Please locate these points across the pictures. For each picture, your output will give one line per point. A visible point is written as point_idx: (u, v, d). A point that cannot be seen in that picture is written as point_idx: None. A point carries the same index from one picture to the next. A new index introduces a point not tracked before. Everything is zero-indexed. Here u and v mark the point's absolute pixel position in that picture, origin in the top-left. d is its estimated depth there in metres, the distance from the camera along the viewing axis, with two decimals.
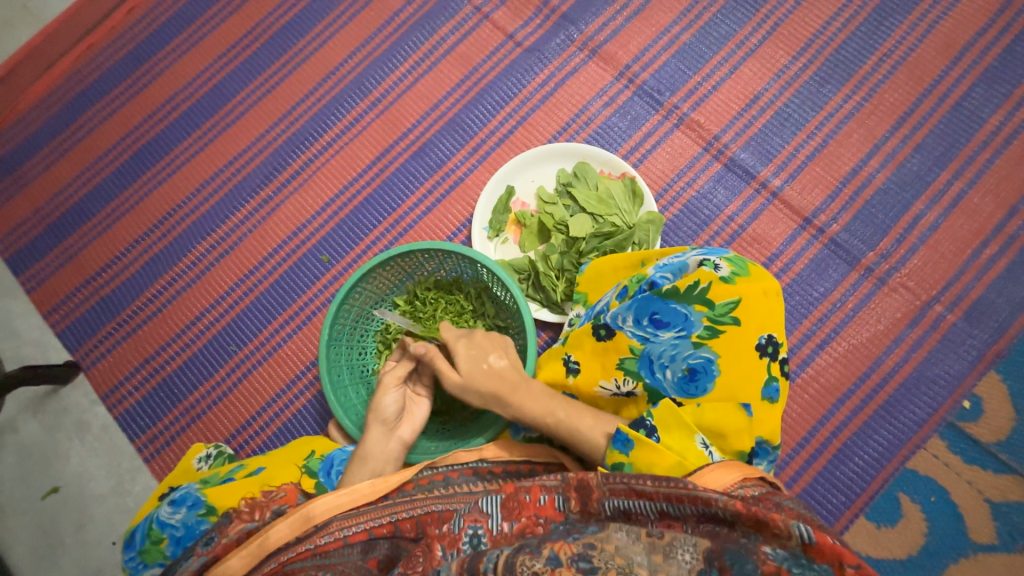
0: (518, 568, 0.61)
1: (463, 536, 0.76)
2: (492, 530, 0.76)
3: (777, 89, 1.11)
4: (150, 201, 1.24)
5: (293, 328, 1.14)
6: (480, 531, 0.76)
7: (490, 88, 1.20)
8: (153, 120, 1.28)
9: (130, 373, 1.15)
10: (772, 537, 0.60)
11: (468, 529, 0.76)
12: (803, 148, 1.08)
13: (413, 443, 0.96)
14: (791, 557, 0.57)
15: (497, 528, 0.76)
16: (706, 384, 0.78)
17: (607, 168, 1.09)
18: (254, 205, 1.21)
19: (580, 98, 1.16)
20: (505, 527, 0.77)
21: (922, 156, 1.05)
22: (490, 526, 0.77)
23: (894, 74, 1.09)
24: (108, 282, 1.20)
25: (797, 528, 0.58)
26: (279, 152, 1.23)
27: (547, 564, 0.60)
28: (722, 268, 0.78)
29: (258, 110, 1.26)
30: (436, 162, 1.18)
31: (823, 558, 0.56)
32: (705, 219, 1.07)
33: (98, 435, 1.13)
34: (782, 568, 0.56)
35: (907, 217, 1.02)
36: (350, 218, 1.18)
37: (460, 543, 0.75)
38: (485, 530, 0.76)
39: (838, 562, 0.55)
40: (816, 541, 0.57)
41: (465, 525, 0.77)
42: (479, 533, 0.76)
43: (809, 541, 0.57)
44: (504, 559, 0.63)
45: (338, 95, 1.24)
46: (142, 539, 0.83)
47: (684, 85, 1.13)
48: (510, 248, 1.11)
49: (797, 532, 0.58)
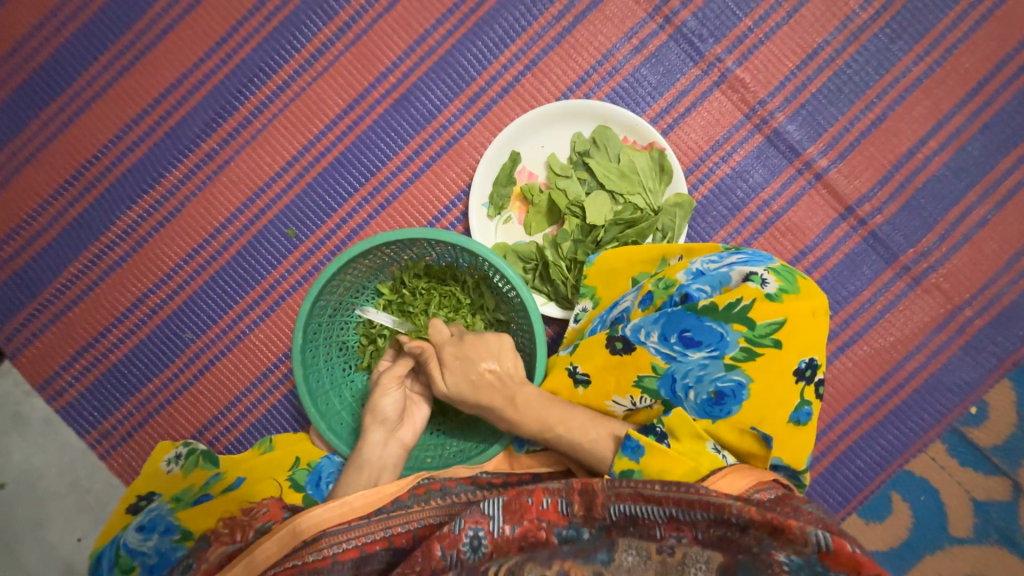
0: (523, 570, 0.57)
1: (463, 536, 0.62)
2: (494, 532, 0.62)
3: (840, 44, 0.92)
4: (57, 151, 0.98)
5: (259, 314, 0.99)
6: (482, 533, 0.62)
7: (492, 17, 0.94)
8: (42, 36, 0.97)
9: (67, 362, 0.98)
10: (787, 544, 0.51)
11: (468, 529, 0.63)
12: (858, 123, 0.92)
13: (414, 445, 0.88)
14: (806, 566, 0.50)
15: (499, 532, 0.63)
16: (731, 408, 0.71)
17: (632, 135, 0.92)
18: (195, 161, 0.97)
19: (603, 40, 0.93)
20: (508, 530, 0.63)
21: (987, 139, 0.92)
22: (492, 529, 0.63)
23: (976, 32, 0.92)
24: (19, 252, 0.98)
25: (814, 534, 0.50)
26: (221, 91, 0.97)
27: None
28: (769, 283, 0.68)
29: (186, 30, 0.97)
30: (423, 114, 0.96)
31: (845, 567, 0.48)
32: (737, 203, 0.93)
33: (41, 430, 0.99)
34: None
35: (956, 210, 0.92)
36: (318, 182, 0.97)
37: (461, 546, 0.62)
38: (487, 532, 0.62)
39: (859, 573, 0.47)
40: (837, 548, 0.48)
41: (466, 525, 0.63)
42: (480, 535, 0.62)
43: (829, 549, 0.48)
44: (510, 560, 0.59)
45: (292, 16, 0.96)
46: (110, 568, 0.75)
47: (732, 31, 0.92)
48: (513, 229, 0.96)
49: (814, 539, 0.50)
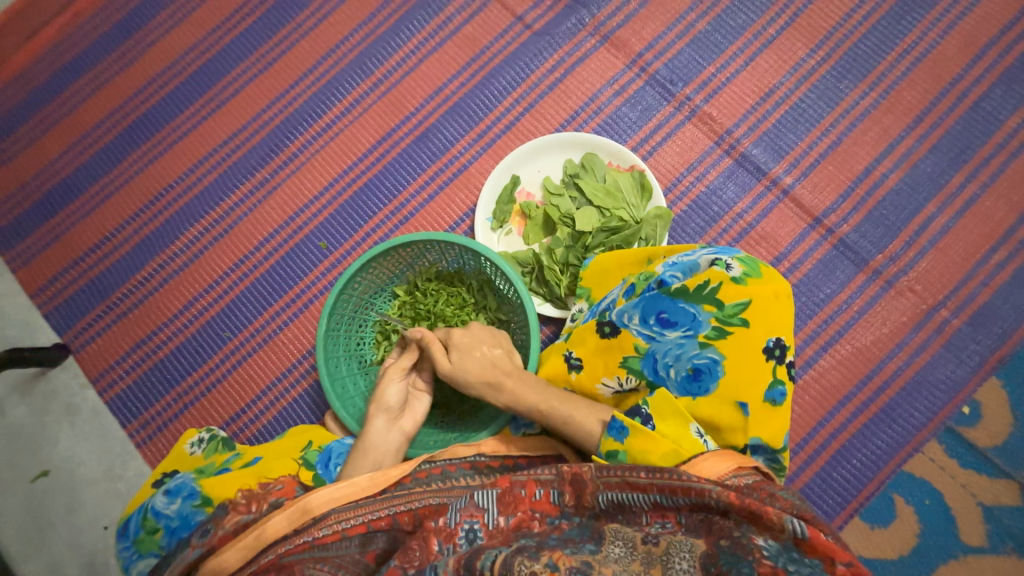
0: (514, 568, 0.58)
1: (459, 530, 0.72)
2: (489, 524, 0.73)
3: (793, 84, 1.08)
4: (140, 181, 1.19)
5: (288, 316, 1.12)
6: (477, 525, 0.73)
7: (497, 72, 1.15)
8: (143, 95, 1.22)
9: (121, 357, 1.12)
10: (765, 529, 0.59)
11: (464, 523, 0.73)
12: (816, 146, 1.05)
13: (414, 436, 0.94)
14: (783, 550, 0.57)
15: (493, 523, 0.74)
16: (709, 385, 0.77)
17: (616, 160, 1.07)
18: (249, 187, 1.17)
19: (589, 86, 1.12)
20: (502, 521, 0.74)
21: (937, 158, 1.03)
22: (486, 521, 0.74)
23: (913, 71, 1.06)
24: (97, 263, 1.16)
25: (790, 522, 0.58)
26: (276, 133, 1.18)
27: (545, 568, 0.57)
28: (734, 268, 0.76)
29: (254, 88, 1.21)
30: (439, 148, 1.14)
31: (815, 553, 0.56)
32: (713, 215, 1.05)
33: (90, 420, 1.10)
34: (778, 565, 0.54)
35: (918, 219, 1.01)
36: (349, 203, 1.14)
37: (457, 538, 0.71)
38: (482, 524, 0.73)
39: (829, 560, 0.55)
40: (809, 535, 0.56)
41: (462, 519, 0.74)
42: (475, 528, 0.73)
43: (802, 535, 0.57)
44: (501, 558, 0.61)
45: (337, 75, 1.19)
46: (137, 528, 0.82)
47: (698, 76, 1.10)
48: (514, 240, 1.09)
49: (790, 526, 0.58)
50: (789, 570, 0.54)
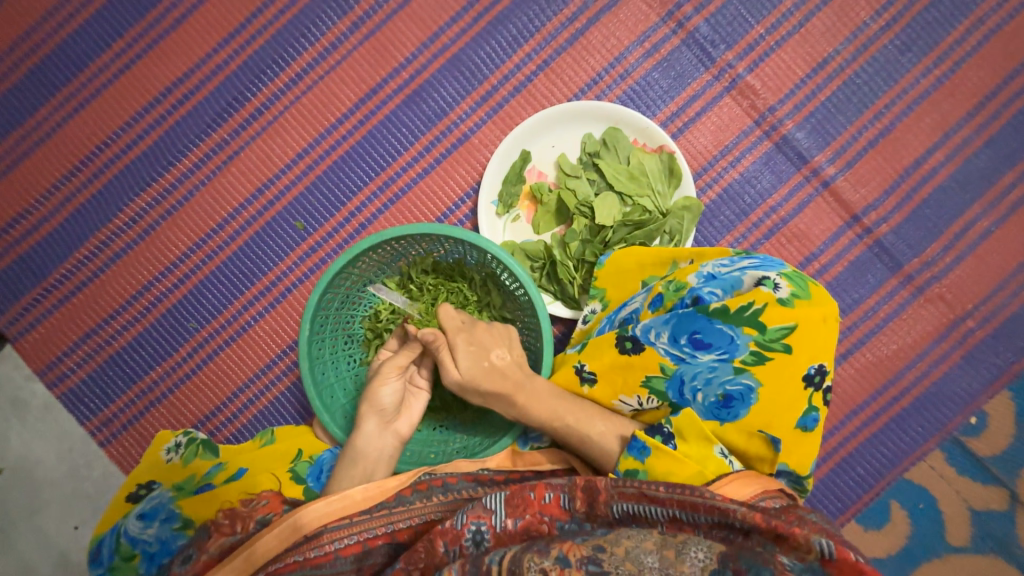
0: (524, 566, 0.58)
1: (466, 532, 0.68)
2: (496, 527, 0.69)
3: (850, 54, 0.93)
4: (65, 137, 0.98)
5: (264, 306, 0.98)
6: (485, 527, 0.68)
7: (505, 18, 0.95)
8: (56, 22, 0.97)
9: (70, 349, 0.98)
10: (790, 548, 0.57)
11: (471, 524, 0.69)
12: (866, 132, 0.93)
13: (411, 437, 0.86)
14: (807, 568, 0.56)
15: (502, 526, 0.69)
16: (739, 412, 0.71)
17: (642, 138, 0.92)
18: (205, 150, 0.97)
19: (616, 42, 0.94)
20: (510, 523, 0.69)
21: (992, 152, 0.93)
22: (494, 522, 0.69)
23: (985, 46, 0.93)
24: (25, 236, 0.98)
25: (819, 544, 0.56)
26: (233, 82, 0.97)
27: (555, 564, 0.56)
28: (782, 288, 0.68)
29: (200, 21, 0.97)
30: (435, 112, 0.96)
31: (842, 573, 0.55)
32: (745, 208, 0.94)
33: (42, 416, 0.99)
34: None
35: (961, 221, 0.93)
36: (328, 176, 0.97)
37: (464, 540, 0.68)
38: (489, 527, 0.69)
39: None
40: (839, 558, 0.54)
41: (469, 520, 0.69)
42: (482, 530, 0.68)
43: (831, 557, 0.55)
44: (511, 554, 0.60)
45: (307, 9, 0.96)
46: (111, 554, 0.75)
47: (744, 38, 0.93)
48: (521, 228, 0.96)
49: (818, 547, 0.56)
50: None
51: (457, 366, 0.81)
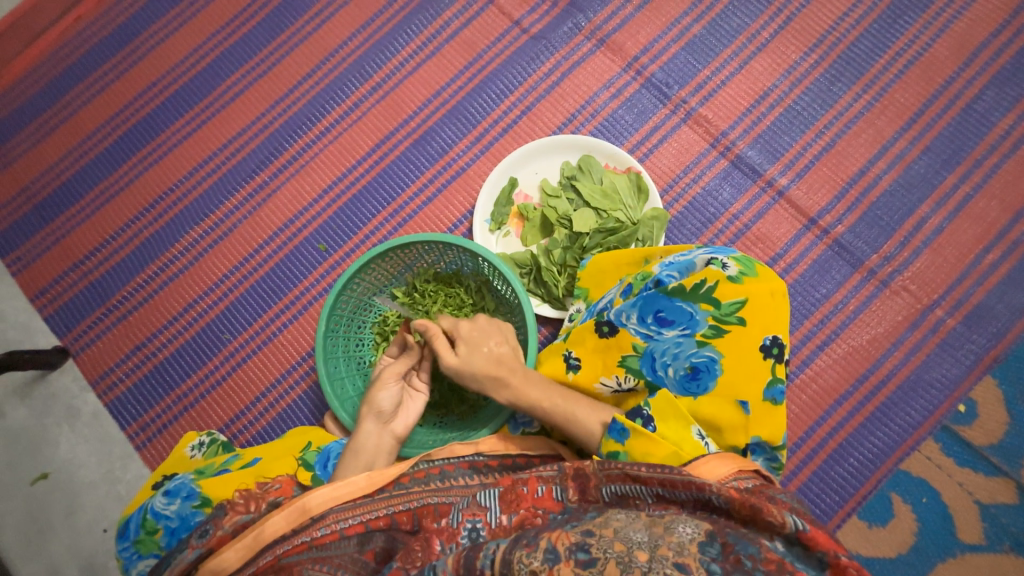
0: (514, 567, 0.58)
1: (461, 529, 0.76)
2: (491, 523, 0.77)
3: (787, 86, 1.09)
4: (140, 185, 1.20)
5: (288, 318, 1.12)
6: (479, 524, 0.77)
7: (494, 76, 1.16)
8: (144, 99, 1.23)
9: (121, 360, 1.12)
10: (767, 528, 0.61)
11: (466, 522, 0.77)
12: (811, 148, 1.06)
13: (407, 437, 0.94)
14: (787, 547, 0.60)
15: (496, 521, 0.77)
16: (708, 383, 0.78)
17: (612, 162, 1.07)
18: (249, 190, 1.18)
19: (586, 89, 1.13)
20: (505, 519, 0.77)
21: (930, 158, 1.04)
22: (489, 519, 0.77)
23: (906, 73, 1.08)
24: (98, 265, 1.17)
25: (792, 518, 0.61)
26: (276, 136, 1.19)
27: (545, 563, 0.56)
28: (730, 267, 0.77)
29: (253, 92, 1.22)
30: (438, 150, 1.15)
31: (818, 547, 0.59)
32: (710, 216, 1.06)
33: (89, 422, 1.11)
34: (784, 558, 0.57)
35: (912, 219, 1.02)
36: (348, 206, 1.15)
37: (459, 537, 0.75)
38: (485, 523, 0.77)
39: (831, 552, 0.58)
40: (811, 530, 0.60)
41: (464, 518, 0.78)
42: (478, 527, 0.77)
43: (804, 530, 0.60)
44: (501, 554, 0.61)
45: (336, 79, 1.20)
46: (137, 529, 0.82)
47: (694, 79, 1.11)
48: (512, 242, 1.10)
49: (791, 522, 0.60)
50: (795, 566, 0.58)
51: (455, 351, 0.91)
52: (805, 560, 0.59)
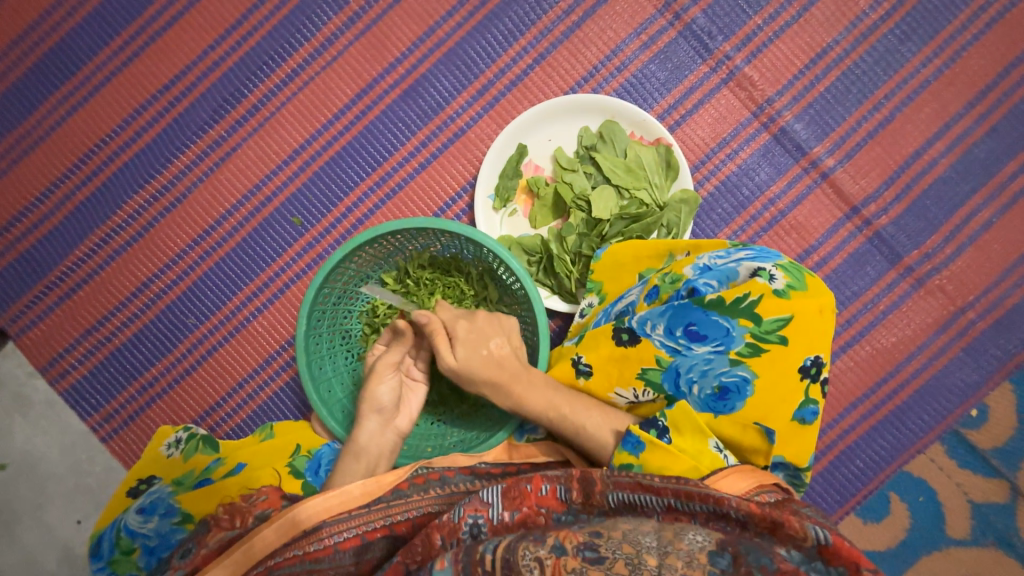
0: (518, 556, 0.55)
1: (463, 524, 0.67)
2: (493, 519, 0.67)
3: (849, 44, 0.92)
4: (64, 136, 0.98)
5: (262, 302, 0.99)
6: (481, 520, 0.66)
7: (501, 11, 0.94)
8: (53, 20, 0.97)
9: (70, 345, 0.99)
10: (786, 539, 0.57)
11: (468, 517, 0.67)
12: (865, 123, 0.92)
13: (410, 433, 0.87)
14: (807, 560, 0.56)
15: (498, 518, 0.67)
16: (735, 404, 0.71)
17: (639, 131, 0.92)
18: (202, 147, 0.98)
19: (612, 34, 0.93)
20: (507, 516, 0.67)
21: (994, 142, 0.92)
22: (491, 515, 0.67)
23: (986, 35, 0.92)
24: (26, 234, 0.98)
25: (813, 529, 0.57)
26: (230, 79, 0.97)
27: (551, 553, 0.54)
28: (777, 280, 0.68)
29: (196, 17, 0.97)
30: (431, 105, 0.96)
31: (838, 560, 0.55)
32: (743, 200, 0.94)
33: (43, 412, 0.99)
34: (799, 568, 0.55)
35: (961, 212, 0.92)
36: (325, 171, 0.97)
37: (460, 532, 0.66)
38: (487, 519, 0.66)
39: (852, 565, 0.54)
40: (833, 542, 0.55)
41: (466, 513, 0.67)
42: (480, 521, 0.66)
43: (826, 542, 0.56)
44: (505, 545, 0.58)
45: (302, 5, 0.96)
46: (110, 548, 0.75)
47: (742, 28, 0.92)
48: (519, 222, 0.96)
49: (813, 534, 0.57)
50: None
51: (454, 353, 0.81)
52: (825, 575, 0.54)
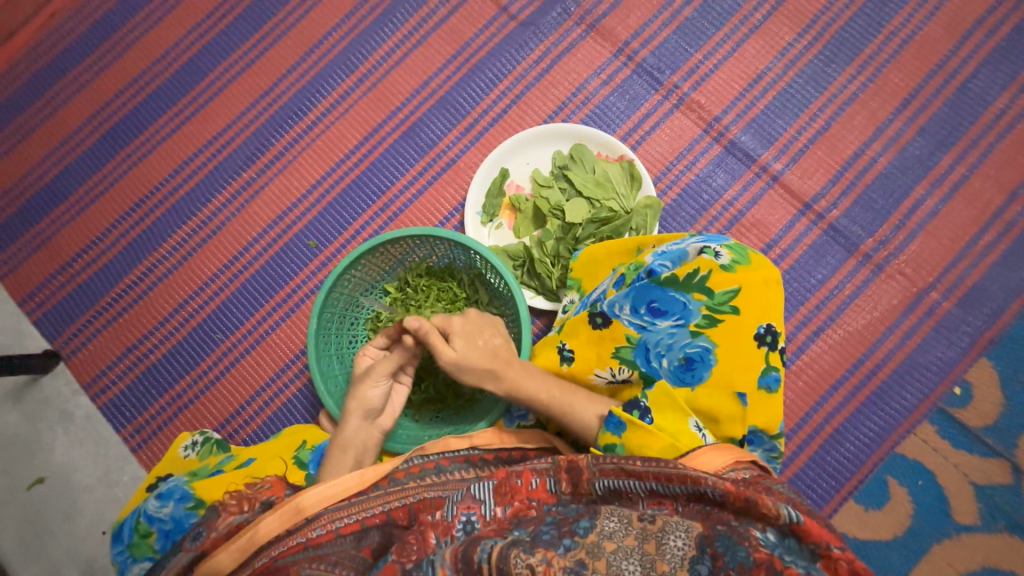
0: (511, 563, 0.56)
1: (456, 523, 0.74)
2: (486, 515, 0.75)
3: (781, 69, 1.07)
4: (124, 185, 1.18)
5: (280, 316, 1.11)
6: (474, 517, 0.75)
7: (483, 65, 1.14)
8: (125, 96, 1.20)
9: (113, 363, 1.11)
10: (761, 519, 0.60)
11: (461, 515, 0.75)
12: (805, 131, 1.05)
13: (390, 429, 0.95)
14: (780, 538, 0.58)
15: (491, 513, 0.75)
16: (702, 373, 0.77)
17: (605, 150, 1.06)
18: (236, 187, 1.16)
19: (577, 76, 1.11)
20: (499, 511, 0.76)
21: (925, 140, 1.03)
22: (483, 511, 0.75)
23: (900, 54, 1.06)
24: (85, 268, 1.15)
25: (786, 509, 0.59)
26: (261, 131, 1.17)
27: (541, 559, 0.56)
28: (722, 255, 0.77)
29: (237, 87, 1.19)
30: (427, 142, 1.13)
31: (809, 537, 0.57)
32: (703, 203, 1.05)
33: (83, 426, 1.10)
34: (774, 553, 0.56)
35: (907, 202, 1.01)
36: (337, 201, 1.13)
37: (454, 531, 0.73)
38: (479, 515, 0.75)
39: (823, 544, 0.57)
40: (804, 522, 0.58)
41: (458, 511, 0.75)
42: (472, 519, 0.74)
43: (797, 521, 0.58)
44: (498, 551, 0.59)
45: (321, 72, 1.18)
46: (131, 533, 0.82)
47: (685, 63, 1.09)
48: (505, 234, 1.08)
49: (785, 513, 0.59)
50: (784, 560, 0.56)
51: (453, 348, 0.88)
52: (797, 553, 0.57)
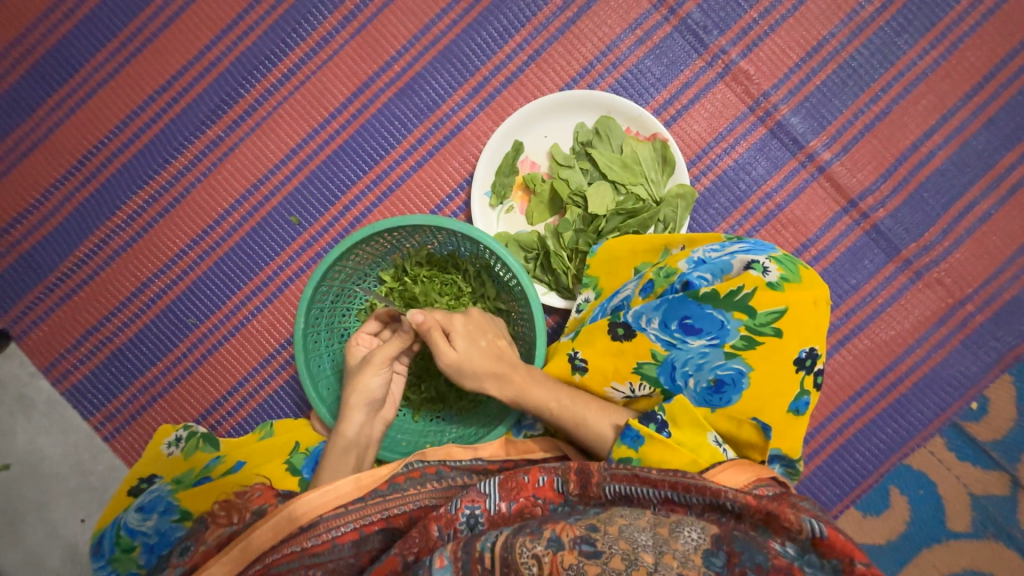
0: (516, 552, 0.52)
1: (460, 516, 0.66)
2: (491, 510, 0.67)
3: (845, 37, 0.92)
4: (61, 140, 0.99)
5: (262, 301, 0.99)
6: (478, 511, 0.66)
7: (496, 8, 0.95)
8: (52, 23, 0.97)
9: (72, 346, 1.00)
10: (780, 532, 0.54)
11: (465, 509, 0.67)
12: (862, 116, 0.92)
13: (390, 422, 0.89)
14: (801, 553, 0.53)
15: (496, 509, 0.67)
16: (731, 397, 0.72)
17: (635, 126, 0.91)
18: (201, 147, 0.98)
19: (608, 30, 0.93)
20: (505, 506, 0.67)
21: (992, 134, 0.92)
22: (488, 506, 0.67)
23: (983, 26, 0.91)
24: (26, 237, 0.99)
25: (809, 523, 0.53)
26: (226, 79, 0.97)
27: (549, 548, 0.51)
28: (771, 272, 0.68)
29: (195, 17, 0.97)
30: (427, 103, 0.96)
31: (834, 553, 0.52)
32: (740, 194, 0.93)
33: (46, 412, 1.00)
34: (793, 563, 0.51)
35: (959, 205, 0.92)
36: (321, 171, 0.98)
37: (458, 524, 0.65)
38: (484, 511, 0.66)
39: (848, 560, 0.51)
40: (829, 536, 0.52)
41: (462, 505, 0.67)
42: (477, 515, 0.66)
43: (821, 535, 0.52)
44: (502, 539, 0.54)
45: (298, 4, 0.96)
46: (111, 547, 0.76)
47: (737, 23, 0.92)
48: (515, 219, 0.96)
49: (808, 526, 0.54)
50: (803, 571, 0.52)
51: (454, 347, 0.82)
52: (818, 568, 0.52)
